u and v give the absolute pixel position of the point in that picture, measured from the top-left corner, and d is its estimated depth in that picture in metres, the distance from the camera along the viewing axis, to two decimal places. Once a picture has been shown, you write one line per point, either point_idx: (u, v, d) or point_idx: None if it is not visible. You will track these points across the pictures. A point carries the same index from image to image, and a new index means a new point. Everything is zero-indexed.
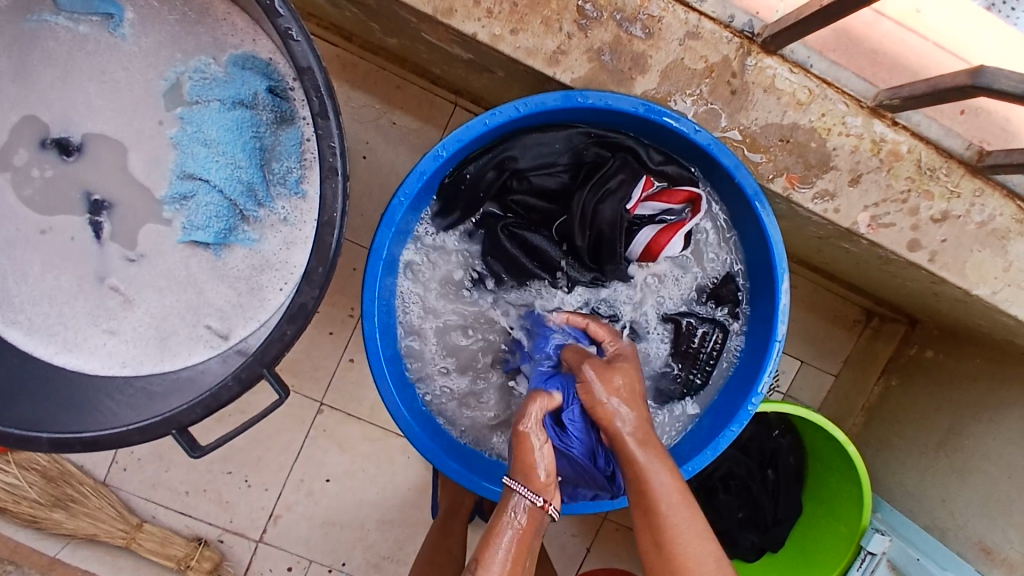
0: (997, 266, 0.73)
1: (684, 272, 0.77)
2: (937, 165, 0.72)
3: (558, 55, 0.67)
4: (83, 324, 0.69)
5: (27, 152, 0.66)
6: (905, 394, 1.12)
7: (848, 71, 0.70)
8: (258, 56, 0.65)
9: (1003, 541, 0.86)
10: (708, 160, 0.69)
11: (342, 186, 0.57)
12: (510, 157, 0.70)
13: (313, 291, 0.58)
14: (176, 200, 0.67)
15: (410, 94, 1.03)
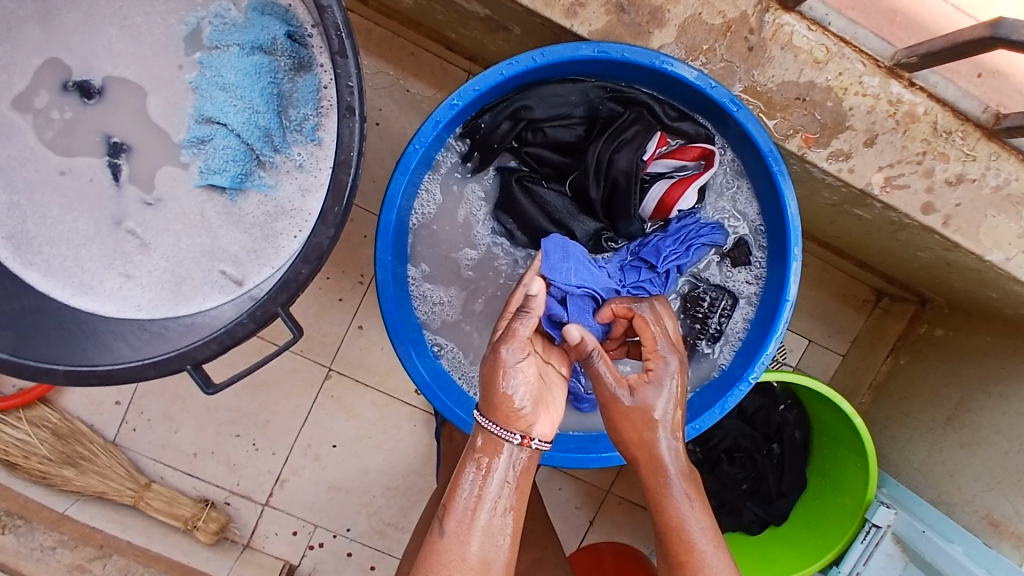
0: (1012, 232, 0.73)
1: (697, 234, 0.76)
2: (953, 128, 0.71)
3: (576, 7, 0.67)
4: (100, 268, 0.69)
5: (47, 95, 0.66)
6: (913, 372, 1.12)
7: (866, 30, 0.70)
8: (277, 2, 0.66)
9: (1011, 514, 0.86)
10: (724, 115, 0.69)
11: (358, 126, 0.57)
12: (525, 107, 0.70)
13: (329, 230, 0.59)
14: (194, 143, 0.67)
15: (424, 62, 1.04)
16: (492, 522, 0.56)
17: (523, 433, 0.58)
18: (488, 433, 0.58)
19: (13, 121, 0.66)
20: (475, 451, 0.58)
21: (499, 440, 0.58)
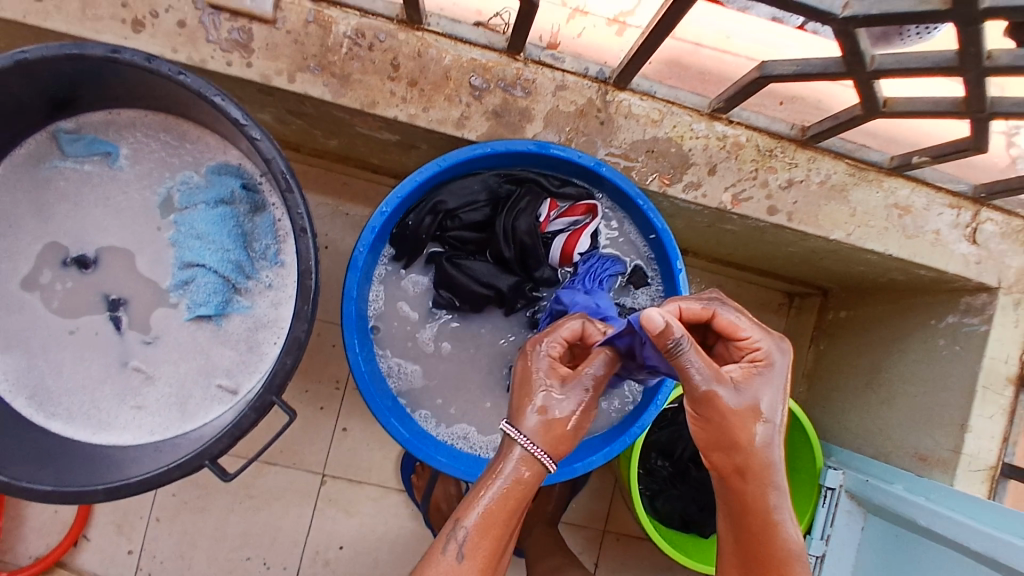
0: (843, 214, 0.93)
1: None
2: (773, 147, 0.90)
3: (463, 120, 0.87)
4: (114, 405, 0.82)
5: (50, 271, 0.81)
6: (834, 353, 1.28)
7: (685, 90, 0.89)
8: (230, 163, 0.82)
9: (934, 447, 1.00)
10: (596, 177, 0.88)
11: (312, 242, 0.73)
12: (440, 201, 0.87)
13: (304, 323, 0.73)
14: (179, 286, 0.82)
15: (357, 187, 1.23)
16: (473, 540, 0.64)
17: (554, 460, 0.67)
18: (521, 447, 0.66)
19: (25, 299, 0.81)
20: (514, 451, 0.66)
21: (535, 460, 0.66)
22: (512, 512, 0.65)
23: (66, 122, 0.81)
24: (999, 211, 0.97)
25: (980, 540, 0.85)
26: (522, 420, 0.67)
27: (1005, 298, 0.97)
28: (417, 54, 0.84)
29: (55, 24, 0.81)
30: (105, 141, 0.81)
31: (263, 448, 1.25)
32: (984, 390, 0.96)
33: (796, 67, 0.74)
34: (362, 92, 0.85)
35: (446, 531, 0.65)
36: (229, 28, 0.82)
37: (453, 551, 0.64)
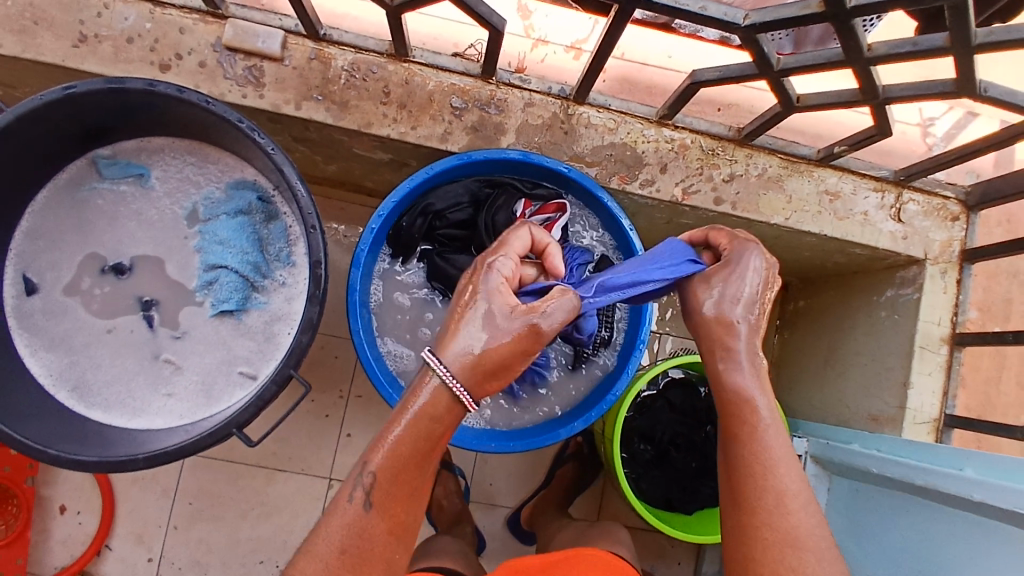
0: (781, 201, 1.07)
1: None
2: (715, 146, 1.05)
3: (446, 136, 1.01)
4: (147, 394, 0.92)
5: (90, 278, 0.93)
6: (795, 339, 1.40)
7: (634, 102, 1.04)
8: (247, 179, 0.95)
9: (883, 407, 1.12)
10: (564, 178, 1.02)
11: (321, 237, 0.85)
12: (430, 204, 1.01)
13: (316, 306, 0.84)
14: (204, 287, 0.94)
15: (354, 211, 1.36)
16: (380, 484, 0.70)
17: (473, 396, 0.73)
18: (439, 380, 0.71)
19: (68, 304, 0.93)
20: (420, 393, 0.71)
21: (450, 391, 0.71)
22: (422, 445, 0.72)
23: (103, 149, 0.94)
24: (919, 192, 1.09)
25: (927, 476, 0.95)
26: (445, 353, 0.71)
27: (933, 268, 1.09)
28: (404, 82, 0.99)
29: (94, 68, 0.95)
30: (138, 165, 0.95)
31: (273, 456, 1.35)
32: (921, 350, 1.08)
33: (720, 72, 0.89)
34: (359, 115, 0.99)
35: (353, 480, 0.70)
36: (244, 66, 0.97)
37: (359, 499, 0.70)
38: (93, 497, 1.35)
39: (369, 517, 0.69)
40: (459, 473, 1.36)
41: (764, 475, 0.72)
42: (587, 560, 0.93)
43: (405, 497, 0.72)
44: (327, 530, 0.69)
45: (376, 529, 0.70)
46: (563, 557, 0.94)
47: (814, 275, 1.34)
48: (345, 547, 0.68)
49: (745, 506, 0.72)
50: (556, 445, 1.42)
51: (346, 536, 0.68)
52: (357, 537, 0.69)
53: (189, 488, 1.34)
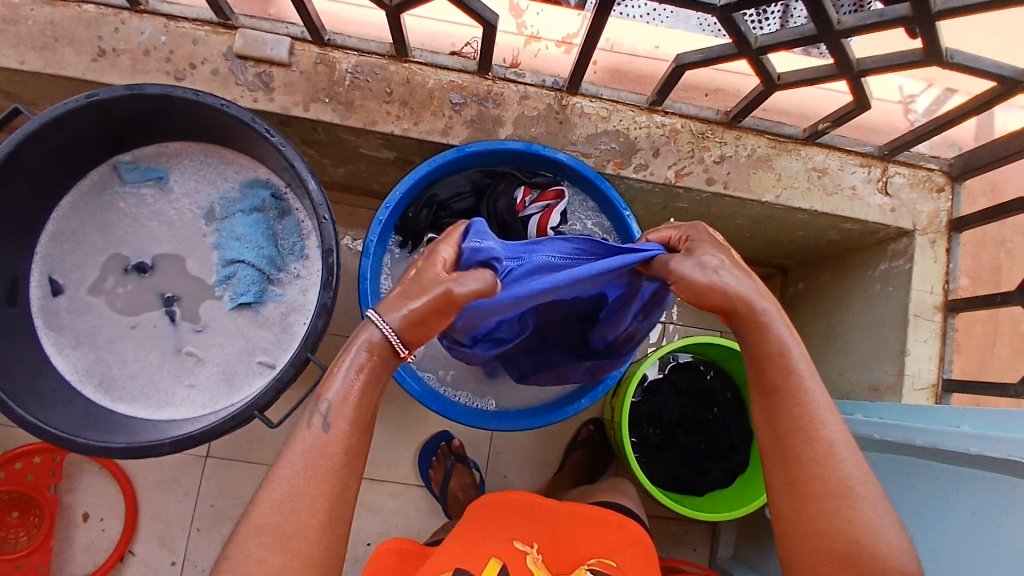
0: (770, 179, 1.11)
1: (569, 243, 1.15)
2: (705, 130, 1.09)
3: (447, 130, 1.06)
4: (171, 385, 0.96)
5: (114, 277, 0.98)
6: (794, 320, 1.43)
7: (625, 92, 1.10)
8: (260, 177, 1.01)
9: (882, 376, 1.14)
10: (562, 166, 1.07)
11: (331, 226, 0.89)
12: (434, 195, 1.07)
13: (330, 291, 0.88)
14: (222, 281, 0.99)
15: (362, 215, 1.41)
16: (336, 410, 0.69)
17: (410, 348, 0.73)
18: (377, 332, 0.71)
19: (94, 302, 0.97)
20: (360, 336, 0.72)
21: (386, 342, 0.71)
22: (373, 383, 0.71)
23: (123, 155, 1.00)
24: (904, 166, 1.13)
25: (924, 436, 0.96)
26: (387, 310, 0.71)
27: (922, 239, 1.12)
28: (406, 81, 1.05)
29: (113, 79, 1.01)
30: (157, 169, 1.00)
31: None
32: (916, 318, 1.10)
33: (703, 54, 0.94)
34: (364, 114, 1.04)
35: (309, 407, 0.69)
36: (254, 73, 1.03)
37: (317, 423, 0.68)
38: (117, 503, 1.34)
39: (326, 441, 0.67)
40: (474, 465, 1.39)
41: (811, 428, 0.71)
42: (584, 514, 0.96)
43: (356, 424, 0.69)
44: (288, 453, 0.67)
45: (330, 451, 0.67)
46: (558, 508, 0.96)
47: (809, 257, 1.37)
48: (302, 468, 0.66)
49: (792, 460, 0.71)
50: (567, 434, 1.45)
51: (305, 458, 0.66)
52: (316, 460, 0.66)
53: (212, 489, 1.36)
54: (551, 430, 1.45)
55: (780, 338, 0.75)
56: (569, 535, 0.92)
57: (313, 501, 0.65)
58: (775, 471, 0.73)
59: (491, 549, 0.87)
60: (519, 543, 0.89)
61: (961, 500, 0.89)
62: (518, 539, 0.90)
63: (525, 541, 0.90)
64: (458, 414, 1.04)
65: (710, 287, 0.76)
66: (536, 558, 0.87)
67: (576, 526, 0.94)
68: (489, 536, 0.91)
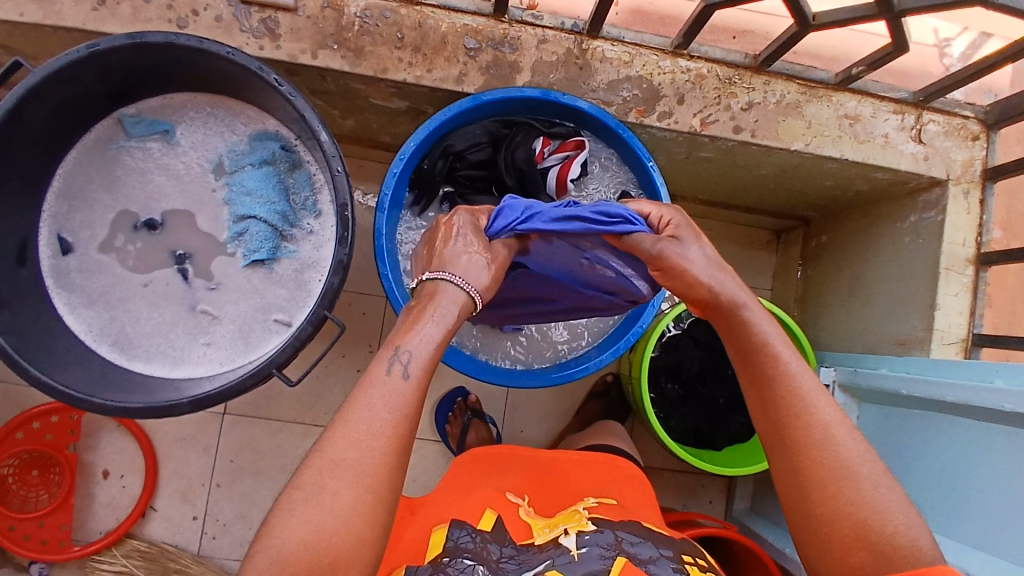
0: (800, 127, 1.06)
1: (589, 197, 1.10)
2: (732, 74, 1.04)
3: (462, 77, 1.01)
4: (187, 344, 0.95)
5: (124, 235, 0.96)
6: (816, 274, 1.39)
7: (648, 34, 1.04)
8: (269, 129, 0.97)
9: (910, 331, 1.11)
10: (582, 115, 1.03)
11: (344, 176, 0.86)
12: (450, 146, 1.03)
13: (345, 248, 0.85)
14: (235, 238, 0.96)
15: (372, 169, 1.38)
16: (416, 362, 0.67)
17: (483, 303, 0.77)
18: (455, 284, 0.74)
19: (104, 261, 0.95)
20: (439, 291, 0.73)
21: (465, 294, 0.74)
22: (448, 339, 0.72)
23: (127, 108, 0.96)
24: (939, 112, 1.08)
25: (954, 392, 0.92)
26: (459, 266, 0.76)
27: (955, 188, 1.07)
28: (418, 25, 0.99)
29: (114, 29, 0.97)
30: (162, 122, 0.96)
31: (308, 411, 1.37)
32: (947, 271, 1.07)
33: None
34: (375, 61, 1.00)
35: (388, 359, 0.66)
36: (259, 19, 0.98)
37: (397, 372, 0.66)
38: (137, 460, 1.35)
39: (407, 389, 0.65)
40: (491, 421, 1.39)
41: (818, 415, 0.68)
42: (568, 458, 0.98)
43: (432, 379, 0.68)
44: (367, 407, 0.63)
45: (410, 400, 0.65)
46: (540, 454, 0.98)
47: (833, 208, 1.33)
48: (385, 420, 0.63)
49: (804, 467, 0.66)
50: (584, 390, 1.44)
51: (389, 407, 0.64)
52: (401, 410, 0.64)
53: (230, 446, 1.36)
54: (568, 387, 1.44)
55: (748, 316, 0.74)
56: (560, 482, 0.95)
57: (380, 454, 0.62)
58: (777, 458, 0.69)
59: (482, 498, 0.87)
60: (510, 494, 0.90)
61: (993, 457, 0.87)
62: (510, 491, 0.91)
63: (516, 493, 0.91)
64: (478, 371, 1.03)
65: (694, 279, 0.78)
66: (527, 507, 0.88)
67: (567, 469, 0.96)
68: (478, 486, 0.91)
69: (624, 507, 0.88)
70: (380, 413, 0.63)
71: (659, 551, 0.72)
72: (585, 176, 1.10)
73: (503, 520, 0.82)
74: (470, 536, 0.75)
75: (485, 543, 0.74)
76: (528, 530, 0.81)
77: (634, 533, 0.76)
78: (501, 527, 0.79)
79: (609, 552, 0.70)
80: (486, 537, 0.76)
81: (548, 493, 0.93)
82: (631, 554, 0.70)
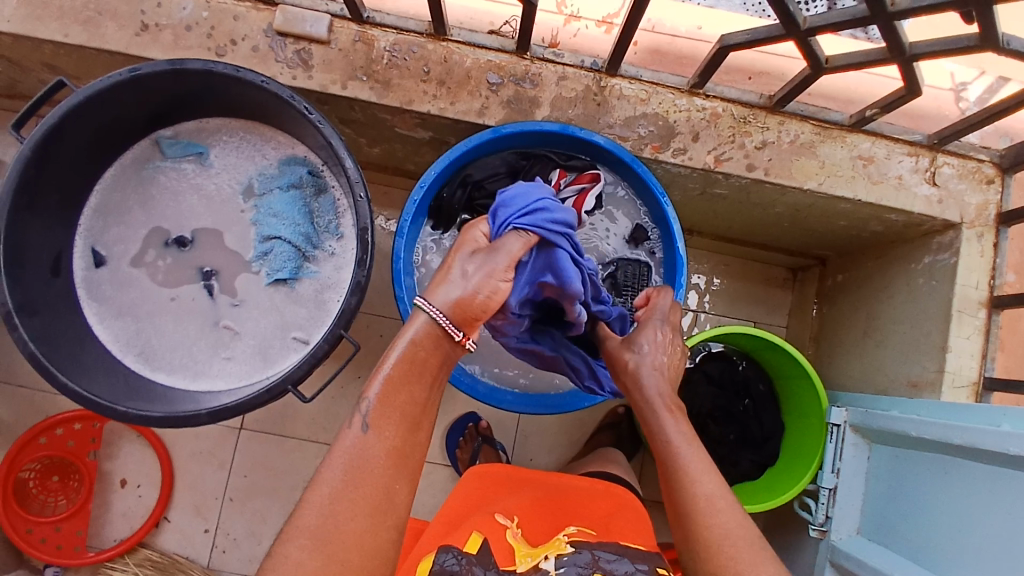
0: (813, 167, 1.08)
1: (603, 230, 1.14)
2: (747, 114, 1.07)
3: (483, 110, 1.05)
4: (209, 358, 0.98)
5: (155, 250, 1.00)
6: (830, 313, 1.40)
7: (666, 74, 1.08)
8: (297, 155, 1.01)
9: (922, 372, 1.11)
10: (599, 150, 1.06)
11: (366, 201, 0.89)
12: (469, 175, 1.07)
13: (364, 270, 0.88)
14: (259, 257, 1.00)
15: (395, 197, 1.42)
16: (377, 411, 0.67)
17: (464, 332, 0.72)
18: (426, 316, 0.70)
19: (135, 275, 1.00)
20: (410, 326, 0.71)
21: (439, 328, 0.70)
22: (420, 381, 0.70)
23: (165, 131, 1.01)
24: (953, 156, 1.09)
25: (961, 433, 0.92)
26: (436, 295, 0.70)
27: (969, 232, 1.08)
28: (443, 60, 1.04)
29: (155, 55, 1.02)
30: (197, 144, 1.01)
31: (322, 430, 1.39)
32: (960, 314, 1.07)
33: (746, 36, 0.92)
34: (401, 93, 1.04)
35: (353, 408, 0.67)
36: (293, 50, 1.03)
37: (358, 424, 0.66)
38: (154, 470, 1.38)
39: (368, 443, 0.66)
40: (501, 447, 1.40)
41: None
42: (569, 485, 0.99)
43: (399, 425, 0.67)
44: (330, 462, 0.65)
45: (375, 453, 0.66)
46: (544, 479, 1.00)
47: (848, 247, 1.33)
48: (342, 475, 0.64)
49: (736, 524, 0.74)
50: (595, 420, 1.45)
51: (348, 462, 0.64)
52: (365, 462, 0.65)
53: (244, 461, 1.39)
54: (579, 416, 1.45)
55: (664, 418, 0.81)
56: (558, 508, 0.95)
57: None
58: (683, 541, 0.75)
59: (471, 524, 0.87)
60: (500, 516, 0.89)
61: (1001, 503, 0.86)
62: (499, 511, 0.90)
63: (506, 514, 0.90)
64: (484, 395, 1.06)
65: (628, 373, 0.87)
66: (515, 530, 0.86)
67: (570, 494, 0.97)
68: (474, 510, 0.92)
69: (604, 533, 0.87)
70: (341, 473, 0.64)
71: (636, 566, 0.73)
72: (599, 208, 1.13)
73: (488, 542, 0.81)
74: (456, 558, 0.72)
75: (470, 565, 0.72)
76: (511, 556, 0.79)
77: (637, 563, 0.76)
78: (486, 550, 0.77)
79: (587, 571, 0.70)
80: (471, 558, 0.74)
81: (539, 516, 0.93)
82: (607, 571, 0.70)
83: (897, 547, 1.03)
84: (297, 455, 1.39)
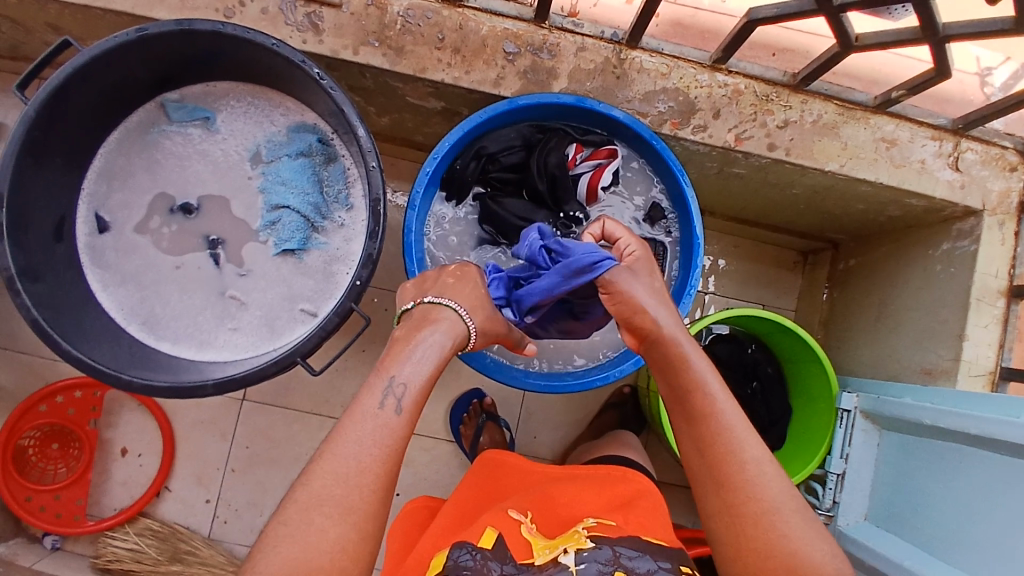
0: (835, 148, 1.05)
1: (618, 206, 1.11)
2: (769, 92, 1.04)
3: (499, 81, 1.02)
4: (215, 328, 0.96)
5: (160, 217, 0.98)
6: (842, 298, 1.38)
7: (688, 47, 1.04)
8: (307, 122, 0.98)
9: (937, 360, 1.09)
10: (616, 124, 1.03)
11: (378, 170, 0.86)
12: (483, 146, 1.05)
13: (375, 242, 0.86)
14: (267, 227, 0.98)
15: (403, 168, 1.39)
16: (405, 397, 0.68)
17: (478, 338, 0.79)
18: (459, 315, 0.76)
19: (139, 241, 0.97)
20: (442, 319, 0.75)
21: (462, 326, 0.76)
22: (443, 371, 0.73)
23: (171, 93, 0.98)
24: (978, 141, 1.07)
25: (979, 424, 0.90)
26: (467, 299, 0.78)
27: (991, 219, 1.06)
28: (459, 27, 1.00)
29: (161, 14, 0.99)
30: (203, 108, 0.98)
31: (326, 404, 1.38)
32: (978, 302, 1.05)
33: (775, 10, 0.89)
34: (414, 60, 1.01)
35: (381, 378, 0.69)
36: (304, 13, 0.99)
37: (390, 406, 0.67)
38: (155, 440, 1.37)
39: (393, 426, 0.67)
40: (505, 424, 1.39)
41: None
42: (582, 476, 0.96)
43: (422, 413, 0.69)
44: (349, 438, 0.65)
45: (398, 436, 0.67)
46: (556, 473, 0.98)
47: (862, 232, 1.31)
48: (369, 456, 0.65)
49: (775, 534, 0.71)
50: (600, 399, 1.44)
51: (371, 443, 0.65)
52: (386, 445, 0.66)
53: (246, 433, 1.38)
54: (584, 395, 1.43)
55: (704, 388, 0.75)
56: (565, 498, 0.91)
57: None
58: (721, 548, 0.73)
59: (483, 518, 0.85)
60: (513, 510, 0.86)
61: (1015, 495, 0.85)
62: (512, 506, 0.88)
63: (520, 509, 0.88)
64: (494, 372, 1.03)
65: (630, 300, 0.78)
66: (530, 525, 0.85)
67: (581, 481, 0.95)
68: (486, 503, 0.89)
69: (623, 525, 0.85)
70: (361, 453, 0.65)
71: (658, 564, 0.73)
72: (615, 185, 1.10)
73: (503, 537, 0.80)
74: (471, 554, 0.73)
75: (485, 560, 0.73)
76: (529, 549, 0.79)
77: (648, 546, 0.76)
78: (501, 545, 0.77)
79: (608, 568, 0.70)
80: (486, 554, 0.74)
81: (552, 508, 0.90)
82: (630, 569, 0.71)
83: (905, 535, 1.02)
84: (299, 428, 1.38)
